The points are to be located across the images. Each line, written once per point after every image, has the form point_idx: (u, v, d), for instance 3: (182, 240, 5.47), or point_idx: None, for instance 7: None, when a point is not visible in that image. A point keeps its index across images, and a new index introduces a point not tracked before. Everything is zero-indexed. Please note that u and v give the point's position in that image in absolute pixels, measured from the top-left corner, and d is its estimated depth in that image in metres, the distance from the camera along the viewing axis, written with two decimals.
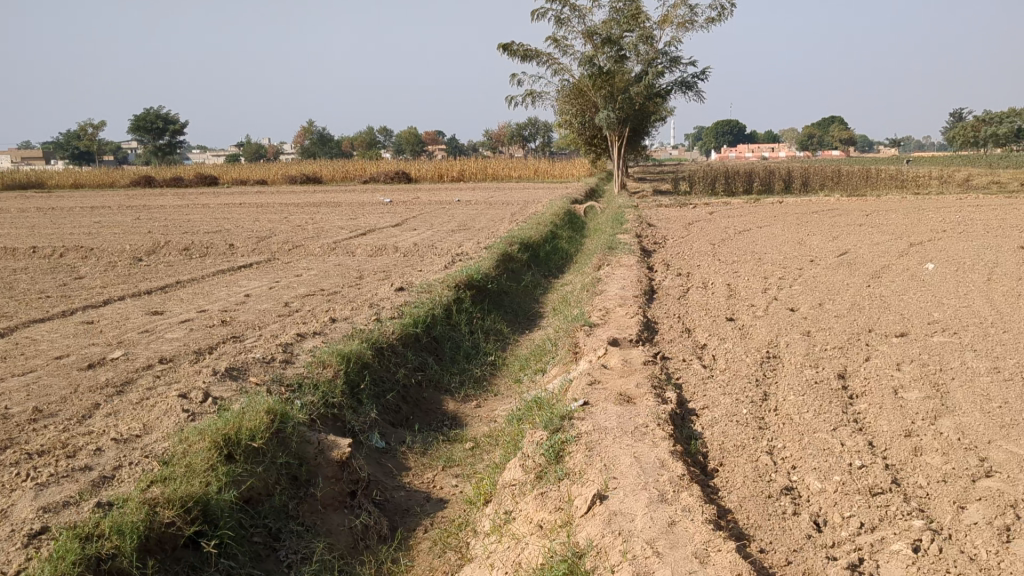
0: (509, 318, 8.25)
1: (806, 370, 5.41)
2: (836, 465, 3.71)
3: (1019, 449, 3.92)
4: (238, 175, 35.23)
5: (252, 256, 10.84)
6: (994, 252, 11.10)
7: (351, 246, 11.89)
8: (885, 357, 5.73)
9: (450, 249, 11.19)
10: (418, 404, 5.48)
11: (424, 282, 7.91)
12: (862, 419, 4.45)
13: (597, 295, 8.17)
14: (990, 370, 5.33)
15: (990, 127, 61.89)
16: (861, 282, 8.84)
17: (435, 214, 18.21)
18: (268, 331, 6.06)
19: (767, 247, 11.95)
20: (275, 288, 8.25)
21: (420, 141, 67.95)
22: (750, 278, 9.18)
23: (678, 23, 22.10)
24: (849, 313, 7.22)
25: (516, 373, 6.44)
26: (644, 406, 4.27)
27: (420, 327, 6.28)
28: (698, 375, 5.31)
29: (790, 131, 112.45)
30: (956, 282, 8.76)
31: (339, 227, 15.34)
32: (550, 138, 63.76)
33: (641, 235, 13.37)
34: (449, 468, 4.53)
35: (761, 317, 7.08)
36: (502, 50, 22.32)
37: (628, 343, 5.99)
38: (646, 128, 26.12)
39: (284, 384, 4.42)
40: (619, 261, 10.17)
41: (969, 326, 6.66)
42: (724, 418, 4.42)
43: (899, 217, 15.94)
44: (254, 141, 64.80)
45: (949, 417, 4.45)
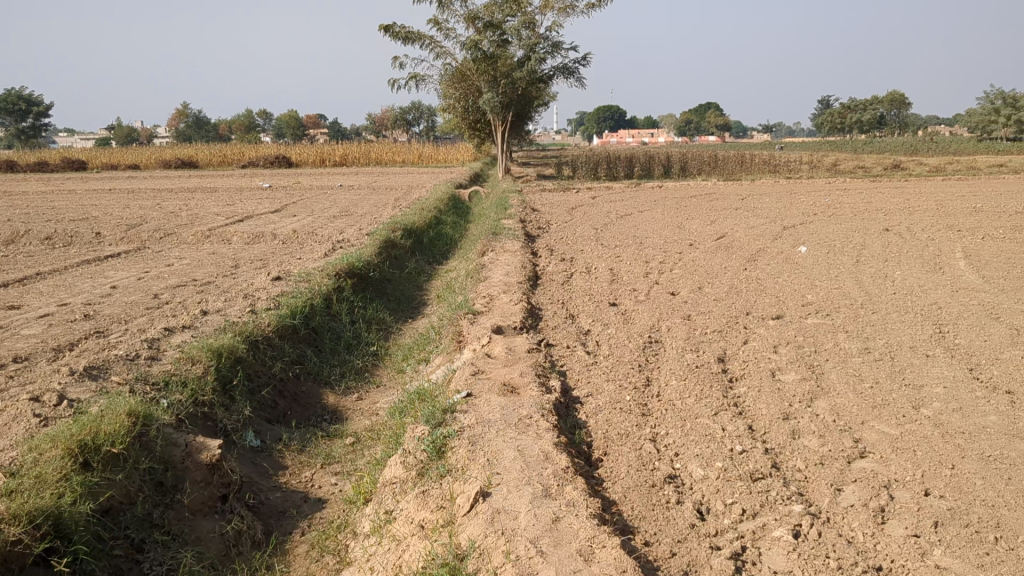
0: (392, 306, 8.09)
1: (687, 354, 5.45)
2: (717, 451, 3.72)
3: (890, 429, 4.02)
4: (108, 159, 33.72)
5: (119, 245, 10.32)
6: (862, 235, 11.53)
7: (227, 234, 11.48)
8: (762, 340, 5.83)
9: (331, 236, 10.93)
10: (296, 399, 5.29)
11: (303, 271, 7.66)
12: (741, 403, 4.49)
13: (481, 281, 8.09)
14: (862, 350, 5.49)
15: (856, 113, 64.65)
16: (738, 265, 9.02)
17: (317, 200, 17.81)
18: (135, 325, 5.74)
19: (648, 231, 12.10)
20: (144, 279, 7.86)
21: (301, 125, 66.54)
22: (632, 262, 9.26)
23: (559, 9, 22.16)
24: (728, 296, 7.34)
25: (399, 363, 6.30)
26: (528, 396, 4.21)
27: (298, 318, 6.06)
28: (582, 362, 5.28)
29: (669, 117, 114.93)
30: (828, 265, 9.04)
31: (215, 214, 14.81)
32: (434, 123, 63.40)
33: (525, 220, 13.36)
34: (329, 465, 4.36)
35: (643, 302, 7.12)
36: (384, 33, 21.96)
37: (512, 331, 5.93)
38: (530, 113, 26.18)
39: (149, 382, 4.17)
40: (504, 247, 10.12)
41: (841, 308, 6.85)
42: (608, 406, 4.40)
43: (773, 201, 16.43)
44: (125, 124, 62.22)
45: (824, 399, 4.53)
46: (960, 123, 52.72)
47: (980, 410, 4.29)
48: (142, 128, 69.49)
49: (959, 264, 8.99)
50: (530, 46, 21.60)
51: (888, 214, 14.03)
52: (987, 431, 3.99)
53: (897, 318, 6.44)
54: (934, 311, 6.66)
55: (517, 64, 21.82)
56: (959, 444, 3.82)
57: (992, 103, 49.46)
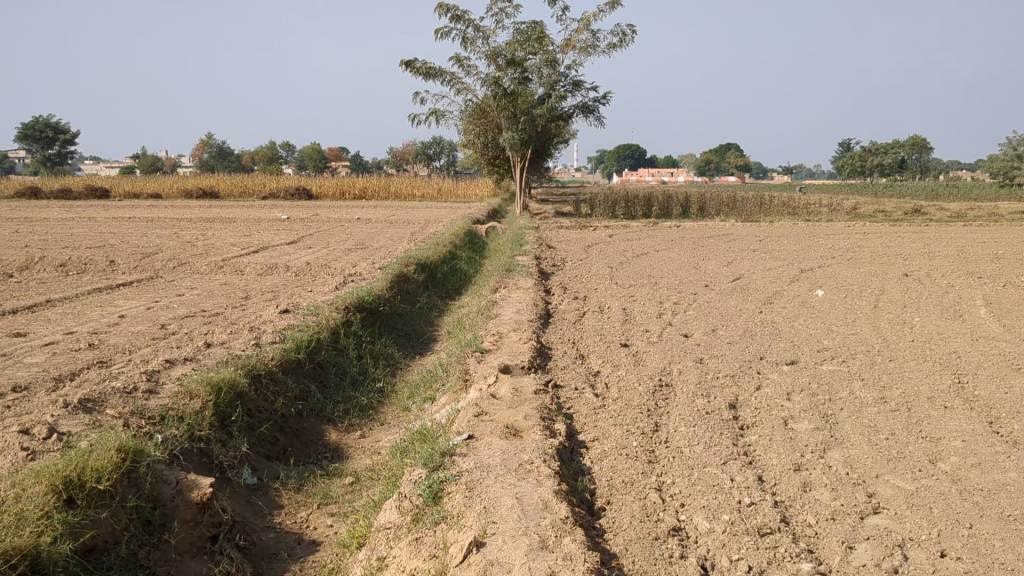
0: (401, 341, 8.01)
1: (697, 399, 5.32)
2: (725, 502, 3.59)
3: (906, 485, 3.89)
4: (130, 188, 34.02)
5: (132, 274, 10.31)
6: (880, 279, 11.37)
7: (241, 265, 11.45)
8: (775, 386, 5.70)
9: (344, 269, 10.88)
10: (296, 436, 5.21)
11: (312, 305, 7.60)
12: (751, 452, 4.36)
13: (492, 319, 8.00)
14: (878, 400, 5.34)
15: (877, 157, 64.59)
16: (753, 308, 8.90)
17: (333, 232, 17.83)
18: (139, 355, 5.67)
19: (664, 271, 12.00)
20: (153, 309, 7.81)
21: (323, 158, 67.04)
22: (646, 303, 9.15)
23: (580, 48, 22.25)
24: (742, 340, 7.22)
25: (404, 401, 6.20)
26: (531, 439, 4.10)
27: (303, 353, 5.99)
28: (590, 405, 5.16)
29: (688, 157, 115.17)
30: (845, 309, 8.90)
31: (231, 244, 14.82)
32: (454, 158, 63.75)
33: (541, 257, 13.30)
34: (325, 506, 4.26)
35: (654, 343, 7.01)
36: (405, 68, 22.11)
37: (520, 370, 5.83)
38: (549, 150, 26.22)
39: (145, 416, 4.08)
40: (517, 284, 10.04)
41: (857, 354, 6.72)
42: (614, 451, 4.28)
43: (791, 243, 16.33)
44: (150, 153, 62.83)
45: (837, 450, 4.40)
46: (982, 168, 52.55)
47: (1000, 466, 4.14)
48: (166, 158, 70.22)
49: (979, 312, 8.83)
50: (551, 84, 21.68)
51: (908, 259, 13.88)
52: (1006, 489, 3.85)
53: (915, 366, 6.30)
54: (952, 361, 6.51)
55: (538, 101, 21.88)
56: (977, 503, 3.68)
57: (1014, 150, 49.31)
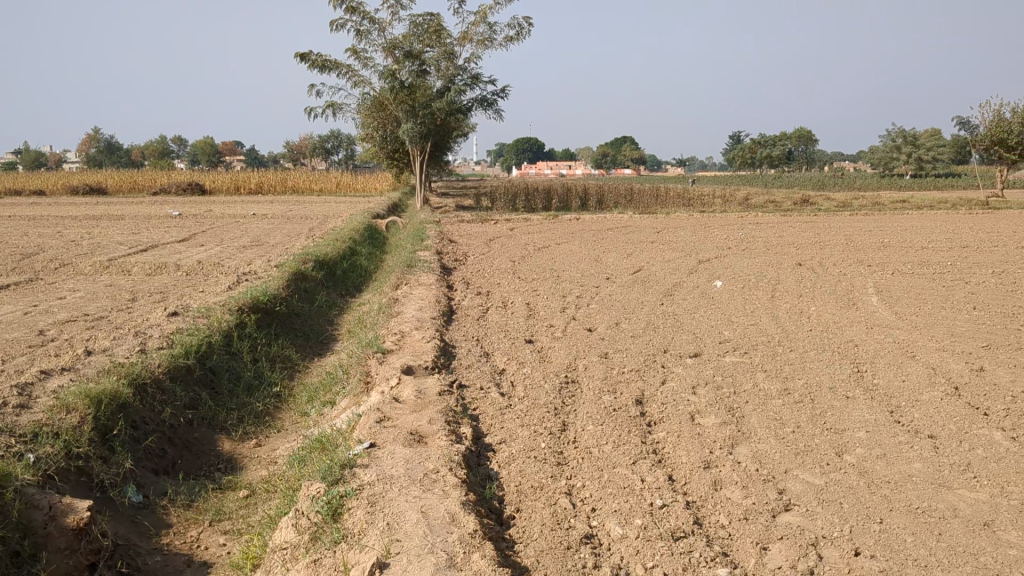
0: (299, 342, 7.72)
1: (604, 396, 5.24)
2: (637, 506, 3.50)
3: (815, 480, 3.86)
4: (10, 184, 32.41)
5: (9, 276, 9.71)
6: (776, 269, 11.57)
7: (127, 265, 10.93)
8: (680, 380, 5.66)
9: (238, 268, 10.50)
10: (186, 447, 4.92)
11: (203, 306, 7.25)
12: (660, 449, 4.29)
13: (393, 317, 7.78)
14: (781, 391, 5.35)
15: (767, 148, 66.48)
16: (655, 300, 8.92)
17: (227, 229, 17.28)
18: (12, 365, 5.27)
19: (566, 265, 11.96)
20: (30, 314, 7.34)
21: (216, 152, 65.28)
22: (549, 297, 9.06)
23: (478, 41, 22.10)
24: (645, 333, 7.19)
25: (302, 406, 5.95)
26: (436, 446, 3.93)
27: (192, 358, 5.68)
28: (496, 405, 5.02)
29: (586, 150, 116.31)
30: (744, 300, 9.00)
31: (117, 243, 14.17)
32: (353, 152, 62.93)
33: (441, 252, 13.10)
34: (218, 523, 4.01)
35: (559, 339, 6.92)
36: (301, 60, 21.58)
37: (423, 371, 5.64)
38: (449, 143, 26.01)
39: (14, 435, 3.75)
40: (418, 280, 9.84)
41: (758, 345, 6.76)
42: (521, 455, 4.14)
43: (688, 234, 16.55)
44: (31, 149, 60.16)
45: (744, 445, 4.37)
46: (865, 160, 54.61)
47: (904, 457, 4.17)
48: (49, 153, 67.28)
49: (871, 300, 9.04)
50: (449, 77, 21.48)
51: (800, 248, 14.19)
52: (913, 480, 3.86)
53: (814, 356, 6.36)
54: (850, 349, 6.61)
55: (436, 95, 21.69)
56: (887, 495, 3.68)
57: (894, 140, 51.31)
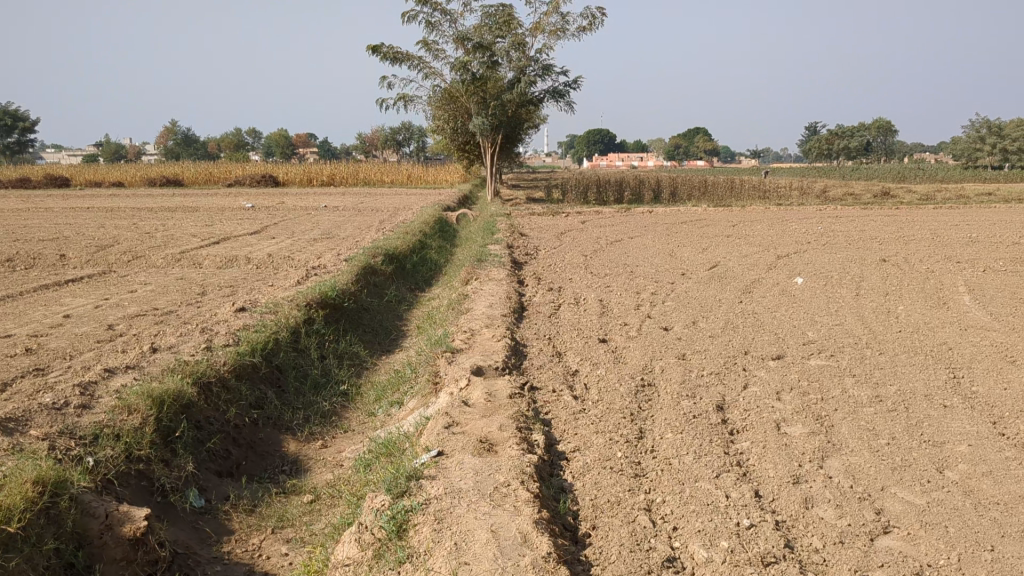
0: (367, 338, 7.61)
1: (682, 401, 4.97)
2: (722, 525, 3.24)
3: (916, 499, 3.55)
4: (92, 176, 33.20)
5: (84, 268, 9.82)
6: (860, 265, 11.09)
7: (199, 257, 10.97)
8: (763, 384, 5.36)
9: (308, 261, 10.45)
10: (251, 448, 4.82)
11: (271, 301, 7.16)
12: (745, 461, 4.02)
13: (463, 314, 7.61)
14: (873, 398, 5.01)
15: (844, 140, 65.03)
16: (733, 298, 8.58)
17: (299, 221, 17.36)
18: (78, 362, 5.23)
19: (639, 259, 11.66)
20: (102, 308, 7.34)
21: (290, 144, 66.14)
22: (622, 293, 8.79)
23: (550, 31, 21.83)
24: (724, 333, 6.88)
25: (369, 406, 5.81)
26: (506, 455, 3.72)
27: (258, 356, 5.59)
28: (569, 409, 4.80)
29: (657, 141, 114.92)
30: (827, 298, 8.60)
31: (191, 235, 14.29)
32: (424, 143, 63.19)
33: (512, 245, 12.91)
34: (280, 530, 3.87)
35: (634, 338, 6.65)
36: (372, 53, 21.60)
37: (493, 371, 5.45)
38: (519, 135, 25.83)
39: (74, 437, 3.71)
40: (488, 275, 9.66)
41: (845, 347, 6.40)
42: (596, 465, 3.91)
43: (765, 228, 16.08)
44: (113, 143, 61.80)
45: (835, 458, 4.07)
46: (948, 151, 52.84)
47: (1012, 475, 3.83)
48: (130, 147, 68.92)
49: (964, 299, 8.56)
50: (520, 68, 21.27)
51: (883, 243, 13.64)
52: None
53: (907, 360, 5.99)
54: (944, 353, 6.20)
55: (507, 86, 21.50)
56: (996, 519, 3.36)
57: (977, 131, 49.55)
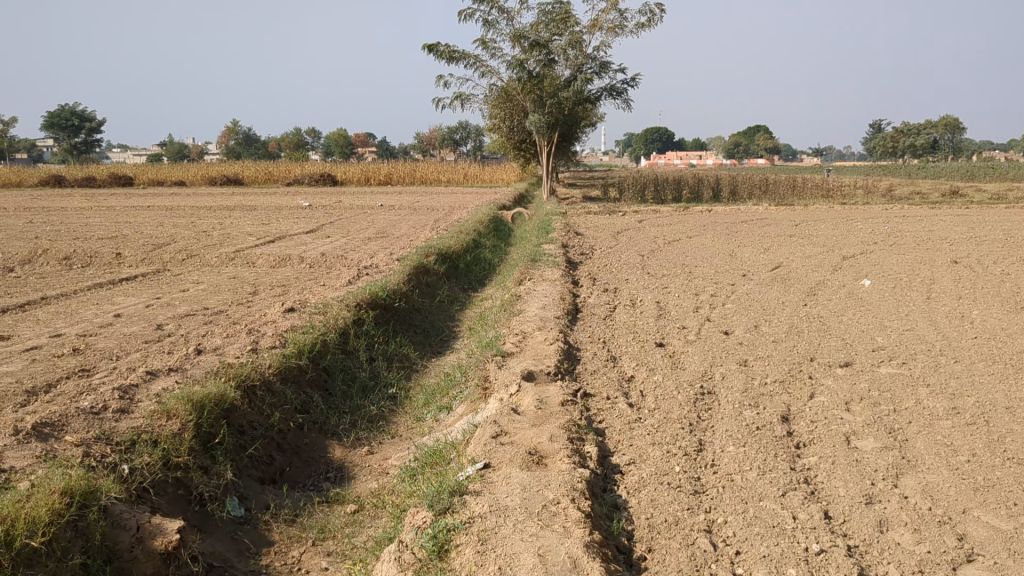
0: (418, 339, 7.46)
1: (744, 411, 4.71)
2: (789, 551, 3.00)
3: (1002, 524, 3.26)
4: (155, 176, 33.74)
5: (139, 267, 9.85)
6: (929, 267, 10.65)
7: (252, 256, 10.93)
8: (831, 394, 5.06)
9: (360, 261, 10.35)
10: (295, 454, 4.69)
11: (321, 301, 7.04)
12: (813, 479, 3.76)
13: (516, 315, 7.42)
14: (950, 411, 4.70)
15: (909, 138, 63.52)
16: (797, 300, 8.26)
17: (354, 220, 17.37)
18: (123, 363, 5.15)
19: (698, 260, 11.36)
20: (153, 307, 7.29)
21: (349, 143, 66.70)
22: (681, 295, 8.52)
23: (608, 28, 21.54)
24: (788, 338, 6.59)
25: (418, 411, 5.64)
26: (557, 470, 3.51)
27: (305, 358, 5.45)
28: (624, 419, 4.57)
29: (716, 140, 113.54)
30: (896, 301, 8.24)
31: (247, 234, 14.31)
32: (481, 142, 63.27)
33: (568, 245, 12.70)
34: (321, 542, 3.71)
35: (693, 343, 6.39)
36: (429, 51, 21.54)
37: (544, 377, 5.24)
38: (576, 134, 25.58)
39: (110, 443, 3.61)
40: (543, 275, 9.46)
41: (917, 354, 6.06)
42: (653, 480, 3.69)
43: (829, 228, 15.61)
44: (176, 143, 62.96)
45: (911, 476, 3.78)
46: (1019, 149, 51.28)
47: None
48: (193, 146, 70.15)
49: None
50: (577, 66, 21.02)
51: (954, 244, 13.11)
52: None
53: (985, 369, 5.64)
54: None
55: (564, 84, 21.25)
56: None
57: None
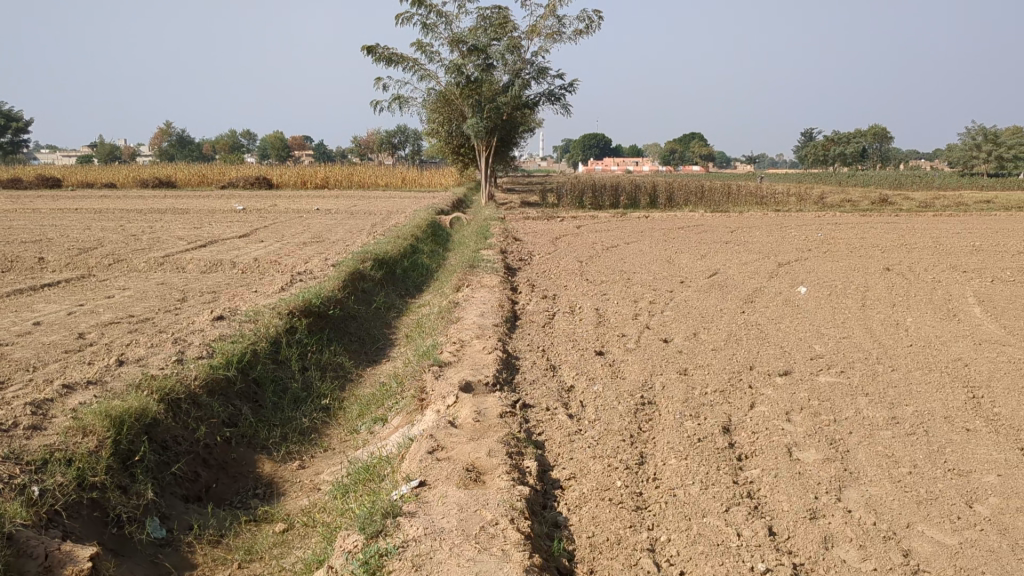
0: (353, 348, 7.27)
1: (686, 422, 4.64)
2: (734, 570, 2.91)
3: (946, 539, 3.23)
4: (84, 177, 32.82)
5: (62, 272, 9.48)
6: (863, 274, 10.78)
7: (183, 261, 10.59)
8: (771, 404, 5.02)
9: (295, 266, 10.11)
10: (222, 469, 4.49)
11: (252, 308, 6.82)
12: (756, 492, 3.69)
13: (453, 323, 7.28)
14: (889, 420, 4.69)
15: (840, 147, 64.84)
16: (735, 307, 8.26)
17: (290, 224, 17.03)
18: (40, 374, 4.88)
19: (637, 266, 11.35)
20: (75, 315, 6.99)
21: (285, 146, 65.87)
22: (619, 302, 8.47)
23: (547, 34, 21.53)
24: (728, 346, 6.56)
25: (352, 423, 5.46)
26: (495, 487, 3.38)
27: (234, 369, 5.24)
28: (564, 430, 4.46)
29: (653, 146, 114.76)
30: (832, 308, 8.31)
31: (178, 238, 13.94)
32: (419, 147, 62.99)
33: (506, 251, 12.58)
34: (248, 565, 3.53)
35: (633, 351, 6.32)
36: (367, 54, 21.29)
37: (482, 387, 5.11)
38: (515, 139, 25.53)
39: (20, 463, 3.38)
40: (481, 281, 9.34)
41: (855, 363, 6.07)
42: (594, 496, 3.58)
43: (765, 235, 15.77)
44: (108, 143, 61.52)
45: (854, 489, 3.74)
46: (944, 157, 52.78)
47: None
48: (125, 147, 68.56)
49: (974, 311, 8.24)
50: (516, 71, 20.96)
51: (886, 251, 13.33)
52: None
53: (921, 377, 5.67)
54: (960, 370, 5.88)
55: (502, 89, 21.16)
56: None
57: (973, 138, 49.15)
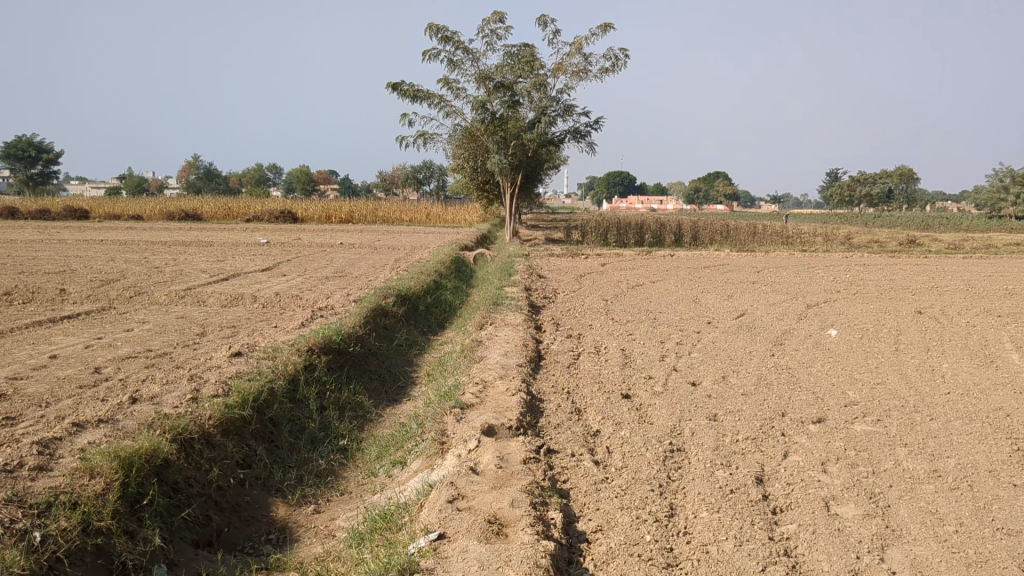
0: (373, 387, 7.12)
1: (716, 471, 4.44)
2: None
3: None
4: (112, 209, 33.09)
5: (83, 304, 9.42)
6: (894, 317, 10.53)
7: (204, 295, 10.51)
8: (805, 454, 4.81)
9: (316, 302, 10.00)
10: (235, 512, 4.34)
11: (271, 345, 6.69)
12: (795, 550, 3.49)
13: (475, 362, 7.12)
14: (931, 473, 4.47)
15: (864, 188, 64.48)
16: (764, 350, 8.04)
17: (312, 258, 16.99)
18: (52, 411, 4.76)
19: (662, 306, 11.15)
20: (92, 348, 6.89)
21: (311, 181, 66.36)
22: (646, 343, 8.27)
23: (572, 72, 21.54)
24: (758, 391, 6.35)
25: (370, 465, 5.29)
26: (518, 542, 3.20)
27: (250, 408, 5.10)
28: (590, 479, 4.28)
29: (676, 185, 114.68)
30: (864, 352, 8.08)
31: (201, 271, 13.89)
32: (444, 182, 63.29)
33: (530, 288, 12.44)
34: None
35: (661, 395, 6.12)
36: (393, 90, 21.36)
37: (505, 430, 4.93)
38: (539, 176, 25.50)
39: (23, 506, 3.25)
40: (504, 319, 9.19)
41: (892, 411, 5.84)
42: (621, 551, 3.40)
43: (792, 275, 15.55)
44: (137, 176, 62.23)
45: (897, 548, 3.53)
46: (969, 199, 52.33)
47: None
48: (154, 180, 69.35)
49: (1012, 358, 7.97)
50: (541, 108, 20.94)
51: (916, 294, 13.05)
52: None
53: (962, 427, 5.43)
54: (1003, 420, 5.64)
55: (528, 126, 21.14)
56: None
57: (1000, 181, 48.65)
